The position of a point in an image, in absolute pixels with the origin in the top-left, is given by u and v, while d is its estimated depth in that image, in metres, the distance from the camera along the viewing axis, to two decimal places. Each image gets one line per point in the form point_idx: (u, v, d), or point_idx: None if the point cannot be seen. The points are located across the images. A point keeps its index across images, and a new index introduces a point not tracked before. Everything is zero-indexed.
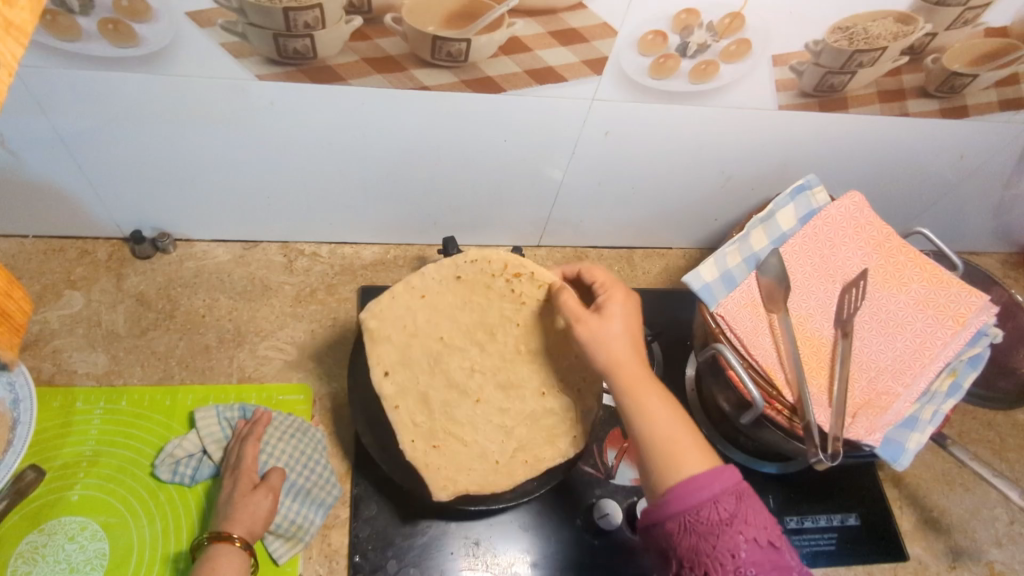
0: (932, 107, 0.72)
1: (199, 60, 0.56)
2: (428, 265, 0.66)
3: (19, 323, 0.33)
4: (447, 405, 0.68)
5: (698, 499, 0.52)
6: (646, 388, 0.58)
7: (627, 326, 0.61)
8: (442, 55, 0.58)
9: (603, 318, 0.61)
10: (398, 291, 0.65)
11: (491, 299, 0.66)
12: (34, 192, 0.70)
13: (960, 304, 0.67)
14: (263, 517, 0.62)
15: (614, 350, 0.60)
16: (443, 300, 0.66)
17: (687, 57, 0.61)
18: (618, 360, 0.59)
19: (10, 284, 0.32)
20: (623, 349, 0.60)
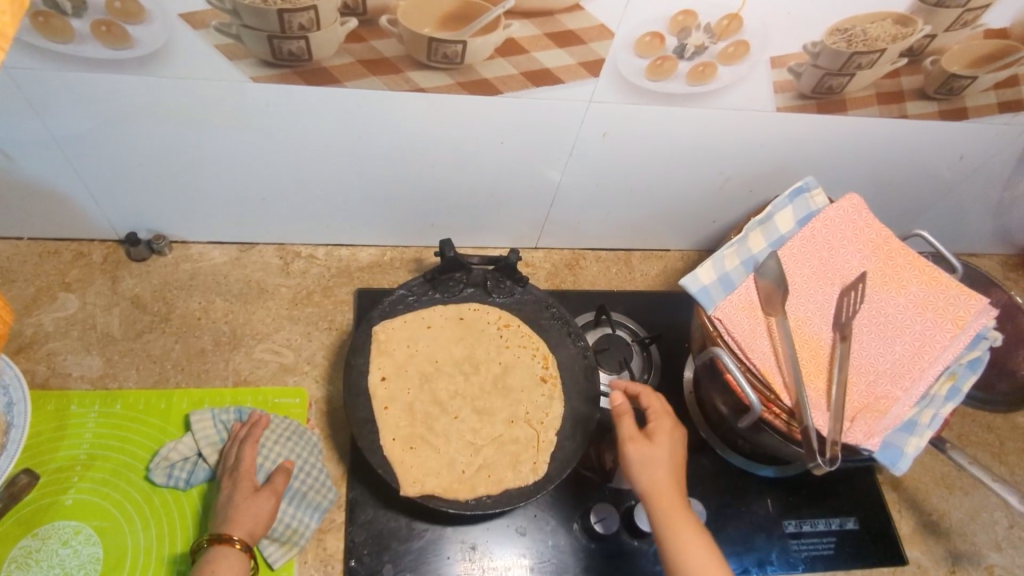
0: (932, 109, 0.72)
1: (193, 62, 0.56)
2: (438, 305, 0.77)
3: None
4: (429, 419, 0.71)
5: None
6: (683, 521, 0.59)
7: (672, 457, 0.62)
8: (438, 57, 0.58)
9: (650, 443, 0.62)
10: (409, 318, 0.75)
11: (483, 340, 0.76)
12: (29, 194, 0.70)
13: (959, 307, 0.67)
14: (262, 520, 0.62)
15: (656, 468, 0.61)
16: (443, 336, 0.75)
17: (684, 59, 0.61)
18: (657, 484, 0.61)
19: None
20: (663, 476, 0.61)
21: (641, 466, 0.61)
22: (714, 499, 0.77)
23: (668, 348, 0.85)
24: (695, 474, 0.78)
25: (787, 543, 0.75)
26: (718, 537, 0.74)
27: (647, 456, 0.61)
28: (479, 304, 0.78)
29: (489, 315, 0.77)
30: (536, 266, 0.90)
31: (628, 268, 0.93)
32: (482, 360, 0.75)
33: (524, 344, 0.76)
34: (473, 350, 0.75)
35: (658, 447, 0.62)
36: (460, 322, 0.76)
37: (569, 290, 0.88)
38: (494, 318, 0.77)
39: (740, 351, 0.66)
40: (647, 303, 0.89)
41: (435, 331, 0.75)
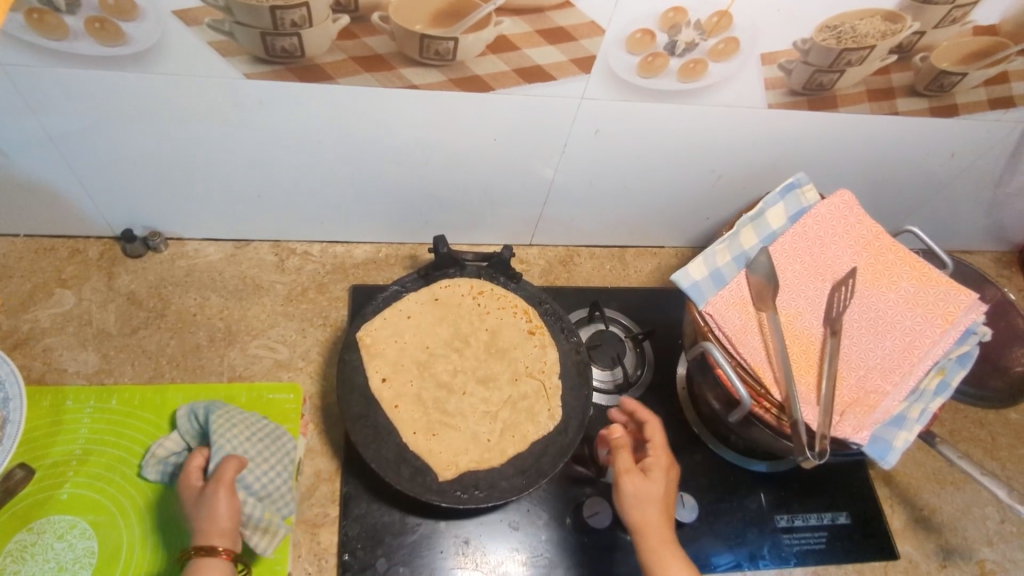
0: (922, 105, 0.72)
1: (187, 59, 0.56)
2: (409, 291, 0.77)
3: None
4: (438, 401, 0.72)
5: None
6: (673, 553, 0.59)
7: (663, 494, 0.62)
8: (430, 54, 0.58)
9: (641, 478, 0.62)
10: (388, 314, 0.74)
11: (463, 314, 0.77)
12: (24, 191, 0.70)
13: (948, 303, 0.67)
14: (233, 518, 0.56)
15: (644, 507, 0.61)
16: (424, 320, 0.76)
17: (676, 55, 0.61)
18: (648, 520, 0.61)
19: None
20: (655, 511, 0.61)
21: (634, 498, 0.61)
22: (706, 494, 0.77)
23: (662, 344, 0.86)
24: (688, 469, 0.78)
25: (779, 538, 0.76)
26: (711, 533, 0.75)
27: (639, 489, 0.61)
28: (461, 283, 0.78)
29: (462, 287, 0.78)
30: (530, 263, 0.91)
31: (622, 265, 0.93)
32: (469, 332, 0.76)
33: (501, 308, 0.78)
34: (458, 325, 0.76)
35: (648, 480, 0.62)
36: (436, 303, 0.77)
37: (564, 287, 0.89)
38: (470, 287, 0.78)
39: (730, 346, 0.66)
40: (640, 300, 0.89)
41: (416, 320, 0.75)
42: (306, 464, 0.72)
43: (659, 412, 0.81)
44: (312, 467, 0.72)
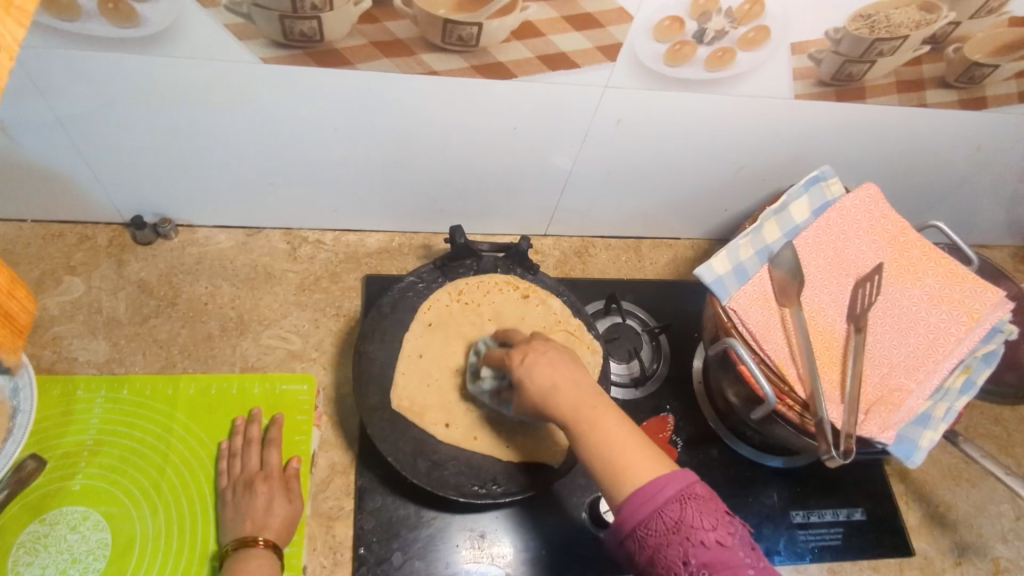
0: (951, 98, 0.71)
1: (202, 41, 0.54)
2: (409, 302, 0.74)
3: (21, 322, 0.30)
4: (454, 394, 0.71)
5: (647, 514, 0.46)
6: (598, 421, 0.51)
7: (548, 361, 0.55)
8: (453, 39, 0.57)
9: (530, 349, 0.57)
10: (389, 336, 0.72)
11: (465, 319, 0.75)
12: (32, 176, 0.69)
13: (975, 300, 0.66)
14: (285, 522, 0.63)
15: (548, 378, 0.54)
16: (426, 334, 0.73)
17: (704, 43, 0.60)
18: (546, 391, 0.53)
19: (12, 283, 0.29)
20: (564, 386, 0.53)
21: (526, 370, 0.55)
22: (722, 489, 0.77)
23: (679, 337, 0.85)
24: (704, 464, 0.77)
25: (795, 533, 0.76)
26: None
27: (539, 365, 0.55)
28: (475, 278, 0.77)
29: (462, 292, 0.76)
30: (545, 254, 0.89)
31: (638, 256, 0.92)
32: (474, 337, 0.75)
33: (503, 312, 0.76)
34: (462, 331, 0.75)
35: (536, 363, 0.55)
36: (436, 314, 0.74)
37: (579, 279, 0.87)
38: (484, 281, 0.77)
39: (753, 343, 0.66)
40: (656, 292, 0.88)
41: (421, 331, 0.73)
42: (320, 457, 0.71)
43: (675, 406, 0.80)
44: (327, 459, 0.71)
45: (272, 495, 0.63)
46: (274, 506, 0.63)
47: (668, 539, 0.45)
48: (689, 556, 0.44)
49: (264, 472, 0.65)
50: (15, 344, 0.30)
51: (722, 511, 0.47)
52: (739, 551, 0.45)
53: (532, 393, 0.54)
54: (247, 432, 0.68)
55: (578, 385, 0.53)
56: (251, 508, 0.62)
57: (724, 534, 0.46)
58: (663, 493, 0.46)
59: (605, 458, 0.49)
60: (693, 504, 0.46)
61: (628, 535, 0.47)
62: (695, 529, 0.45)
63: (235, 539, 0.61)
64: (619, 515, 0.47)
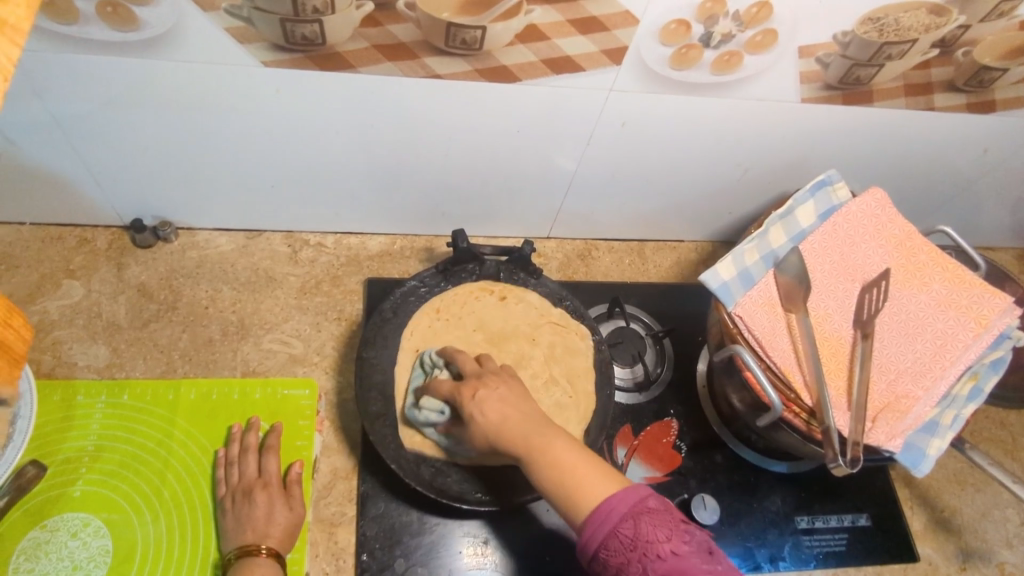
0: (959, 101, 0.70)
1: (202, 45, 0.54)
2: (412, 303, 0.74)
3: (19, 352, 0.28)
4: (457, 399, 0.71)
5: (602, 534, 0.49)
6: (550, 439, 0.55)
7: (499, 396, 0.59)
8: (457, 43, 0.56)
9: (479, 383, 0.60)
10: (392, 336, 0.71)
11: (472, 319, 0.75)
12: (31, 179, 0.68)
13: (982, 306, 0.66)
14: (286, 529, 0.62)
15: (498, 413, 0.57)
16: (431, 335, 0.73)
17: (710, 47, 0.59)
18: (496, 424, 0.56)
19: (8, 311, 0.28)
20: (513, 417, 0.57)
21: (476, 406, 0.58)
22: (726, 494, 0.76)
23: (682, 341, 0.84)
24: (708, 470, 0.77)
25: (799, 539, 0.75)
26: (730, 534, 0.74)
27: (490, 400, 0.58)
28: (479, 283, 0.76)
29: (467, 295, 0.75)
30: (548, 257, 0.89)
31: (641, 259, 0.91)
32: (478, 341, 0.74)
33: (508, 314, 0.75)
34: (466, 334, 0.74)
35: (485, 398, 0.58)
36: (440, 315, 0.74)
37: (582, 282, 0.87)
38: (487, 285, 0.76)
39: (759, 349, 0.65)
40: (660, 295, 0.87)
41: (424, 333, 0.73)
42: (322, 462, 0.70)
43: (679, 411, 0.79)
44: (329, 465, 0.71)
45: (271, 504, 0.63)
46: (275, 515, 0.62)
47: (626, 555, 0.48)
48: (647, 570, 0.47)
49: (262, 480, 0.64)
50: (13, 375, 0.28)
51: (677, 522, 0.49)
52: (696, 559, 0.48)
53: (483, 429, 0.57)
54: (244, 440, 0.67)
55: (524, 414, 0.57)
56: (252, 516, 0.62)
57: (679, 543, 0.48)
58: (616, 511, 0.50)
59: (557, 481, 0.53)
60: (645, 517, 0.49)
61: (593, 557, 0.50)
62: (650, 542, 0.48)
63: (236, 547, 0.61)
64: (582, 539, 0.51)
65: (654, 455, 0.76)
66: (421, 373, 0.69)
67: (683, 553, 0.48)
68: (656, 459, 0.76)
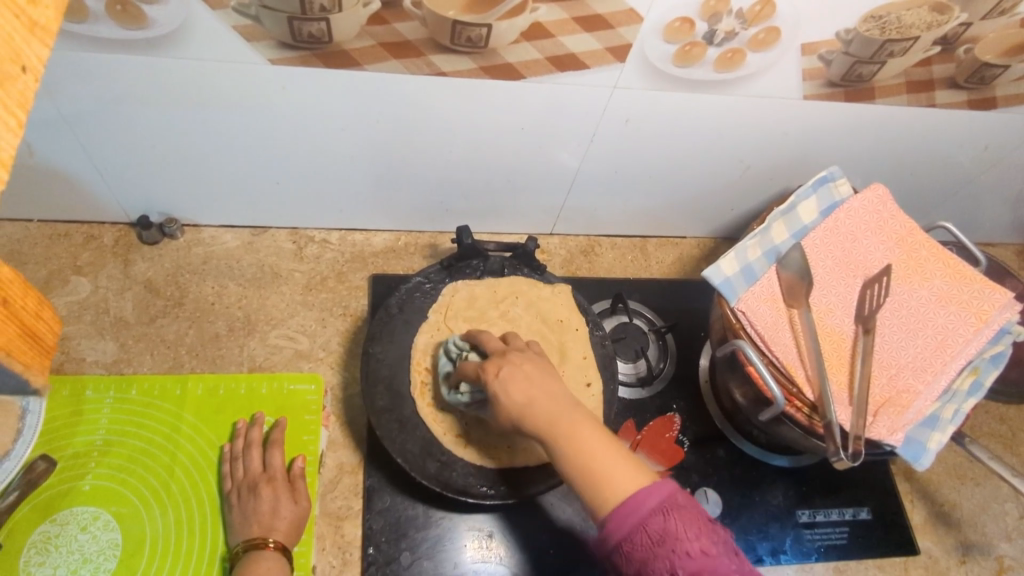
0: (961, 98, 0.70)
1: (210, 43, 0.54)
2: (416, 299, 0.74)
3: (49, 344, 0.28)
4: None
5: (630, 525, 0.45)
6: (577, 419, 0.50)
7: (524, 377, 0.53)
8: (462, 41, 0.56)
9: (504, 362, 0.55)
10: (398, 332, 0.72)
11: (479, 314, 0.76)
12: (39, 176, 0.69)
13: (983, 301, 0.66)
14: (293, 522, 0.63)
15: (523, 395, 0.51)
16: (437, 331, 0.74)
17: (713, 45, 0.59)
18: (523, 404, 0.51)
19: (39, 303, 0.27)
20: (539, 398, 0.51)
21: (500, 386, 0.53)
22: (728, 488, 0.77)
23: (685, 336, 0.85)
24: (710, 464, 0.78)
25: (801, 532, 0.76)
26: (732, 527, 0.75)
27: (515, 379, 0.53)
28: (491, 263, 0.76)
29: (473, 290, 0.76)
30: (551, 253, 0.89)
31: (644, 255, 0.92)
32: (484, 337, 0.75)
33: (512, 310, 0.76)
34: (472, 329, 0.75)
35: (510, 376, 0.53)
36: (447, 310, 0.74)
37: (585, 278, 0.87)
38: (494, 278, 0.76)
39: (762, 344, 0.66)
40: (663, 292, 0.88)
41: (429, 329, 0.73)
42: (328, 457, 0.71)
43: (682, 406, 0.80)
44: (335, 459, 0.71)
45: (276, 499, 0.63)
46: (280, 509, 0.63)
47: (653, 551, 0.44)
48: (675, 568, 0.44)
49: (266, 475, 0.65)
50: (44, 368, 0.27)
51: (706, 521, 0.46)
52: (722, 561, 0.45)
53: (509, 411, 0.52)
54: (248, 434, 0.68)
55: (555, 399, 0.51)
56: (258, 511, 0.63)
57: (708, 543, 0.45)
58: (647, 503, 0.46)
59: (574, 462, 0.49)
60: (676, 513, 0.45)
61: (616, 549, 0.46)
62: (680, 539, 0.44)
63: (242, 541, 0.62)
64: (605, 527, 0.47)
65: (658, 449, 0.77)
66: (447, 361, 0.69)
67: (710, 553, 0.45)
68: (658, 453, 0.77)
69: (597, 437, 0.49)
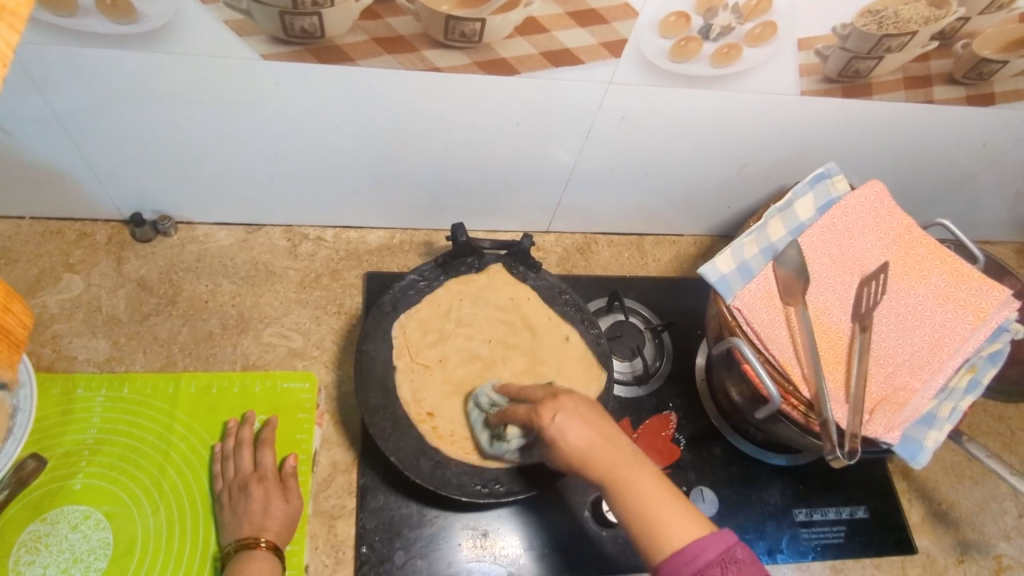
0: (958, 94, 0.70)
1: (201, 37, 0.54)
2: (411, 297, 0.74)
3: (19, 337, 0.29)
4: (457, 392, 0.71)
5: None
6: (631, 469, 0.46)
7: (579, 418, 0.49)
8: (455, 36, 0.56)
9: (559, 404, 0.51)
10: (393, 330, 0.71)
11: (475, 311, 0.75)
12: (30, 174, 0.68)
13: (981, 298, 0.66)
14: (284, 521, 0.63)
15: (576, 438, 0.48)
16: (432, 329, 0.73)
17: (709, 40, 0.59)
18: (579, 449, 0.47)
19: (8, 296, 0.28)
20: (591, 441, 0.47)
21: (557, 431, 0.49)
22: (724, 487, 0.76)
23: (682, 334, 0.85)
24: (707, 462, 0.77)
25: (797, 531, 0.75)
26: (728, 525, 0.74)
27: (571, 422, 0.49)
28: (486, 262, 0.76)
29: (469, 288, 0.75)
30: (547, 251, 0.89)
31: (641, 253, 0.91)
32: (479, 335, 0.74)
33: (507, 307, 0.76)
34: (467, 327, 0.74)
35: (567, 421, 0.49)
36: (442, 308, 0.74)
37: (581, 275, 0.87)
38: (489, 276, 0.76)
39: (758, 342, 0.65)
40: (660, 290, 0.88)
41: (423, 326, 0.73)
42: (321, 455, 0.71)
43: (678, 404, 0.80)
44: (328, 458, 0.71)
45: (267, 498, 0.63)
46: (271, 508, 0.62)
47: None
48: None
49: (257, 474, 0.64)
50: (12, 360, 0.29)
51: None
52: None
53: (565, 456, 0.48)
54: (239, 433, 0.67)
55: (610, 440, 0.47)
56: (249, 511, 0.62)
57: None
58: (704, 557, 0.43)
59: (635, 520, 0.45)
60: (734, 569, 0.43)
61: None
62: None
63: (233, 540, 0.61)
64: None
65: (654, 448, 0.76)
66: (479, 412, 0.68)
67: None
68: (654, 452, 0.76)
69: (659, 487, 0.45)
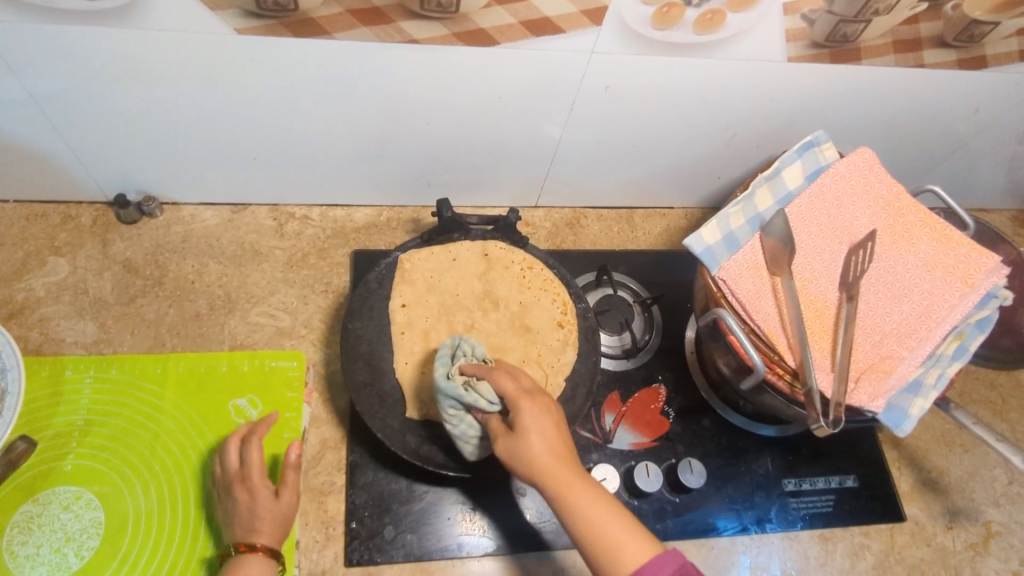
0: (949, 57, 0.68)
1: (171, 12, 0.53)
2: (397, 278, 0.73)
3: None
4: None
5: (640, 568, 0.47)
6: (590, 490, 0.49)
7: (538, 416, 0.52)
8: (432, 5, 0.55)
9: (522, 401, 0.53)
10: (380, 305, 0.71)
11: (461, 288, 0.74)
12: (10, 155, 0.68)
13: (970, 265, 0.65)
14: (278, 520, 0.60)
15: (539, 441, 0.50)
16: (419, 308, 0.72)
17: (692, 5, 0.57)
18: (534, 449, 0.50)
19: None
20: (552, 444, 0.51)
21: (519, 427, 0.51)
22: (714, 458, 0.77)
23: (672, 307, 0.84)
24: (695, 435, 0.77)
25: (786, 501, 0.76)
26: (717, 496, 0.75)
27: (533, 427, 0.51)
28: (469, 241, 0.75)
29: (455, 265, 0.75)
30: (536, 226, 0.88)
31: (630, 226, 0.91)
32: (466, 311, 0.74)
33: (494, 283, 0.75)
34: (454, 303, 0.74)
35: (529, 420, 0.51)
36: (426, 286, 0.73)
37: (570, 250, 0.86)
38: (476, 250, 0.76)
39: (743, 312, 0.65)
40: (649, 262, 0.87)
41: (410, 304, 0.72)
42: (310, 433, 0.71)
43: (667, 377, 0.80)
44: (318, 435, 0.71)
45: (254, 499, 0.60)
46: (258, 510, 0.60)
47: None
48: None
49: (242, 474, 0.61)
50: None
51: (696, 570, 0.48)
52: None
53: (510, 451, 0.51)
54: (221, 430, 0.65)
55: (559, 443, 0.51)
56: (238, 512, 0.60)
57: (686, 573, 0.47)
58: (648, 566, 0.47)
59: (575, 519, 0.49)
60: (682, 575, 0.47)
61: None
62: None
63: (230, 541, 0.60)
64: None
65: (642, 421, 0.77)
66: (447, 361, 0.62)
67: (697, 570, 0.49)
68: (643, 425, 0.77)
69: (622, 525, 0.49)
